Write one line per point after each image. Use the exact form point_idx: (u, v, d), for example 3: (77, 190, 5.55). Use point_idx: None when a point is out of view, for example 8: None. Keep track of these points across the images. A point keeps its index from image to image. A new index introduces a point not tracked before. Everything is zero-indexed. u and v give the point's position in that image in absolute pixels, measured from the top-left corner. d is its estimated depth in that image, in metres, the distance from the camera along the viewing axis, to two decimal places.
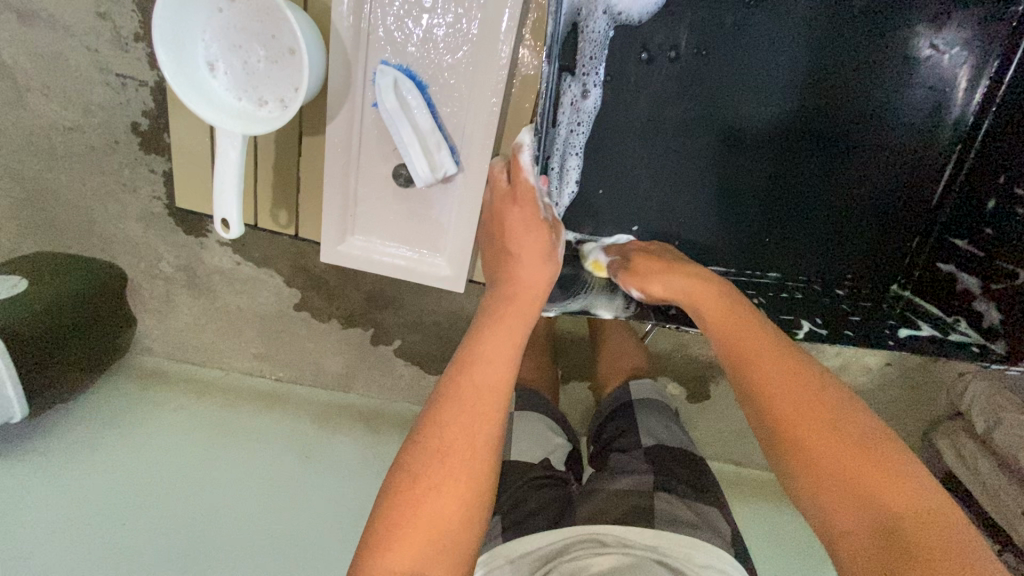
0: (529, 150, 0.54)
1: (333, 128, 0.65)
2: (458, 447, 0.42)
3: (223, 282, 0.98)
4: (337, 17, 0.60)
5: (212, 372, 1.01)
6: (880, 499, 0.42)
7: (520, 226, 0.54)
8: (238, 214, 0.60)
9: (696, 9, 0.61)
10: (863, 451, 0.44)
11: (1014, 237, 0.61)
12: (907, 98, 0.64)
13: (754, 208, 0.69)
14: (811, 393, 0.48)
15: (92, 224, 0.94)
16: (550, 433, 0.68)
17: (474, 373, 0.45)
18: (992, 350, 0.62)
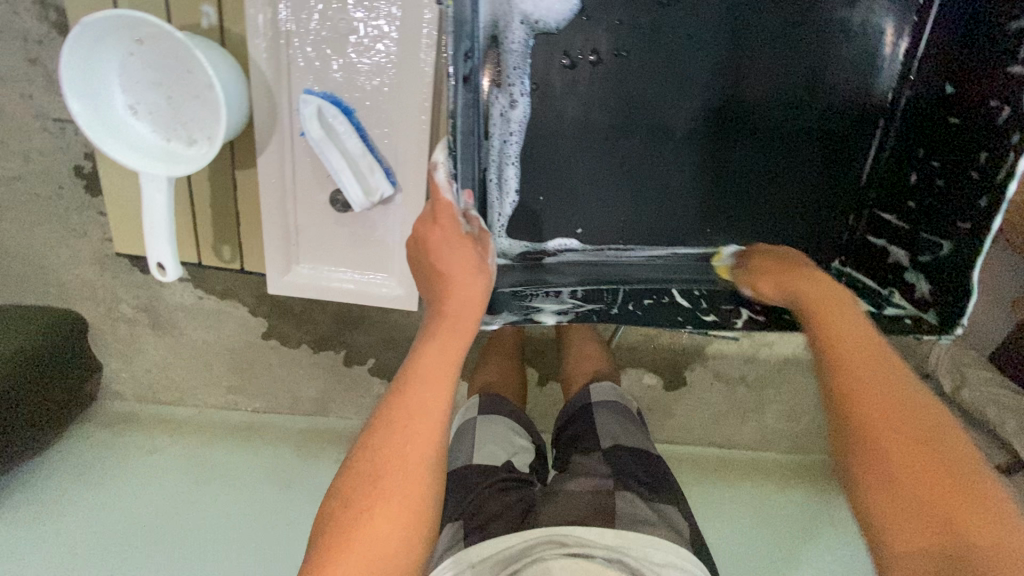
0: (444, 170, 0.54)
1: (264, 161, 0.65)
2: (391, 470, 0.42)
3: (187, 318, 0.98)
4: (253, 49, 0.59)
5: (186, 411, 1.03)
6: (953, 520, 0.39)
7: (444, 244, 0.53)
8: (172, 256, 0.60)
9: (610, 14, 0.62)
10: (935, 441, 0.42)
11: (938, 210, 0.62)
12: (830, 79, 0.65)
13: (690, 200, 0.70)
14: (895, 393, 0.44)
15: (47, 272, 0.94)
16: (514, 437, 0.68)
17: (406, 395, 0.45)
18: (926, 322, 0.64)
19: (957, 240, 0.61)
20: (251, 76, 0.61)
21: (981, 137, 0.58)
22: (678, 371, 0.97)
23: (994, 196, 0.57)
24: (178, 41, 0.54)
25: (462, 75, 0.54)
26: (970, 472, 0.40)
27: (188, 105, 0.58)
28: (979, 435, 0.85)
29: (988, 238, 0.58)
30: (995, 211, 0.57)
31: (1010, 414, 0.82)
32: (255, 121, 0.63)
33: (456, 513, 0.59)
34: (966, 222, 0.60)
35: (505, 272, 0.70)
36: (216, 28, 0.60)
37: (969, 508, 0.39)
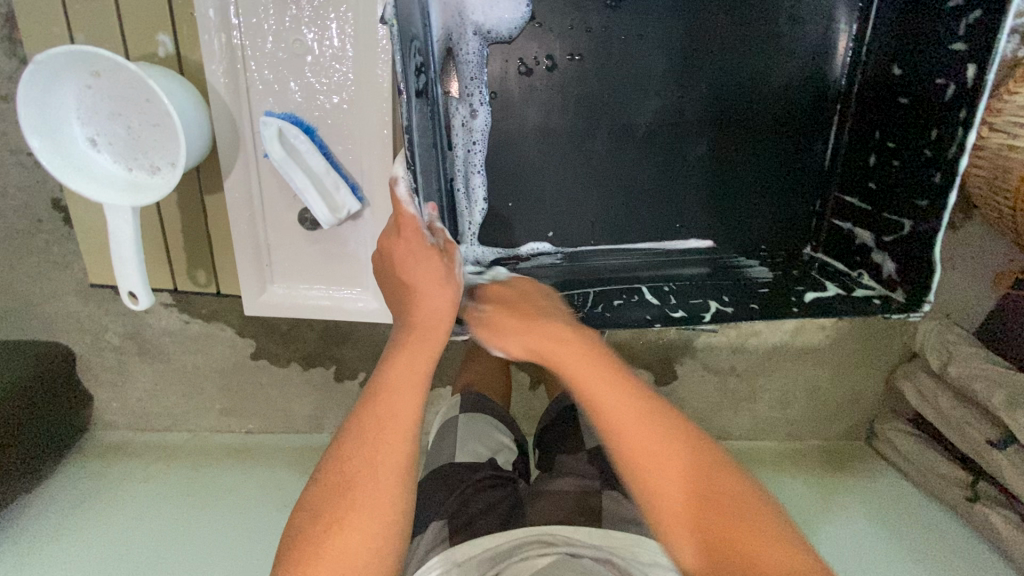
0: (405, 184, 0.54)
1: (231, 184, 0.65)
2: (362, 480, 0.42)
3: (174, 343, 0.99)
4: (212, 76, 0.60)
5: (180, 436, 1.04)
6: (736, 543, 0.43)
7: (410, 256, 0.54)
8: (142, 283, 0.60)
9: (562, 19, 0.63)
10: (710, 495, 0.45)
11: (898, 189, 0.64)
12: (782, 70, 0.66)
13: (656, 198, 0.71)
14: (660, 435, 0.47)
15: (30, 306, 0.95)
16: (495, 434, 0.70)
17: (379, 404, 0.45)
18: (894, 300, 0.66)
19: (918, 216, 0.62)
20: (211, 101, 0.62)
21: (933, 116, 0.59)
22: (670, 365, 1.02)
23: (949, 172, 0.59)
24: (133, 73, 0.55)
25: (412, 91, 0.55)
26: (742, 512, 0.44)
27: (148, 134, 0.59)
28: (966, 408, 0.87)
29: (948, 212, 0.59)
30: (951, 186, 0.59)
31: (995, 387, 0.83)
32: (219, 146, 0.64)
33: (439, 513, 0.57)
34: (925, 198, 0.62)
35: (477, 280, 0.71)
36: (173, 56, 0.61)
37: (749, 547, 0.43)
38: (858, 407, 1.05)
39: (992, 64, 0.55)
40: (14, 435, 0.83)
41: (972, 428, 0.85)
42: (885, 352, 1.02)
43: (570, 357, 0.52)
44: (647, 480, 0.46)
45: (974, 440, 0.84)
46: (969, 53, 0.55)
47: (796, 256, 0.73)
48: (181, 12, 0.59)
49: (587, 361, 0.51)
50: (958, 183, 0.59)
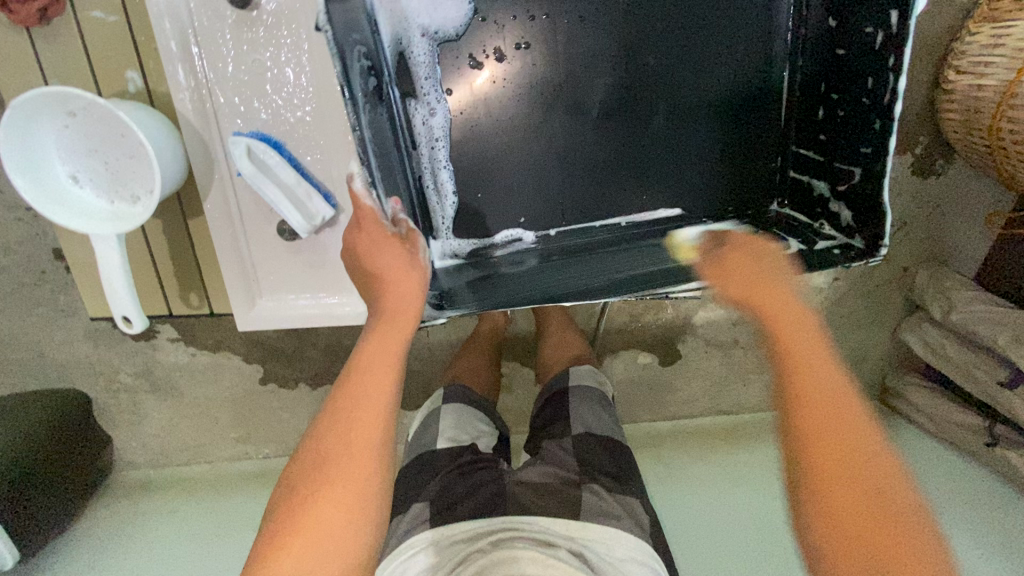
0: (360, 179, 0.56)
1: (210, 207, 0.68)
2: (336, 455, 0.45)
3: (184, 377, 1.02)
4: (180, 104, 0.63)
5: (200, 467, 1.07)
6: (869, 509, 0.45)
7: (372, 246, 0.56)
8: (136, 309, 0.63)
9: (505, 11, 0.66)
10: (865, 457, 0.47)
11: (844, 139, 0.66)
12: (727, 33, 0.67)
13: (619, 172, 0.73)
14: (829, 385, 0.50)
15: (43, 355, 0.99)
16: (478, 423, 0.74)
17: (353, 386, 0.48)
18: (853, 247, 0.67)
19: (866, 164, 0.64)
20: (183, 129, 0.65)
21: (869, 62, 0.61)
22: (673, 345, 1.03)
23: (886, 120, 0.61)
24: (103, 109, 0.58)
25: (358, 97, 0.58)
26: (911, 536, 0.44)
27: (127, 167, 0.62)
28: (973, 355, 0.92)
29: (888, 157, 0.62)
30: (888, 132, 0.61)
31: (998, 328, 0.87)
32: (195, 171, 0.67)
33: (423, 495, 0.62)
34: (868, 146, 0.63)
35: (457, 272, 0.74)
36: (143, 91, 0.64)
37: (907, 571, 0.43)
38: (868, 364, 1.12)
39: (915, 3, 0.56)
40: (29, 483, 0.86)
41: (978, 373, 0.90)
42: (885, 308, 1.08)
43: (806, 339, 0.52)
44: (833, 489, 0.46)
45: (984, 383, 0.90)
46: None
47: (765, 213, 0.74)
48: (146, 48, 0.63)
49: (818, 346, 0.52)
50: (894, 129, 0.61)
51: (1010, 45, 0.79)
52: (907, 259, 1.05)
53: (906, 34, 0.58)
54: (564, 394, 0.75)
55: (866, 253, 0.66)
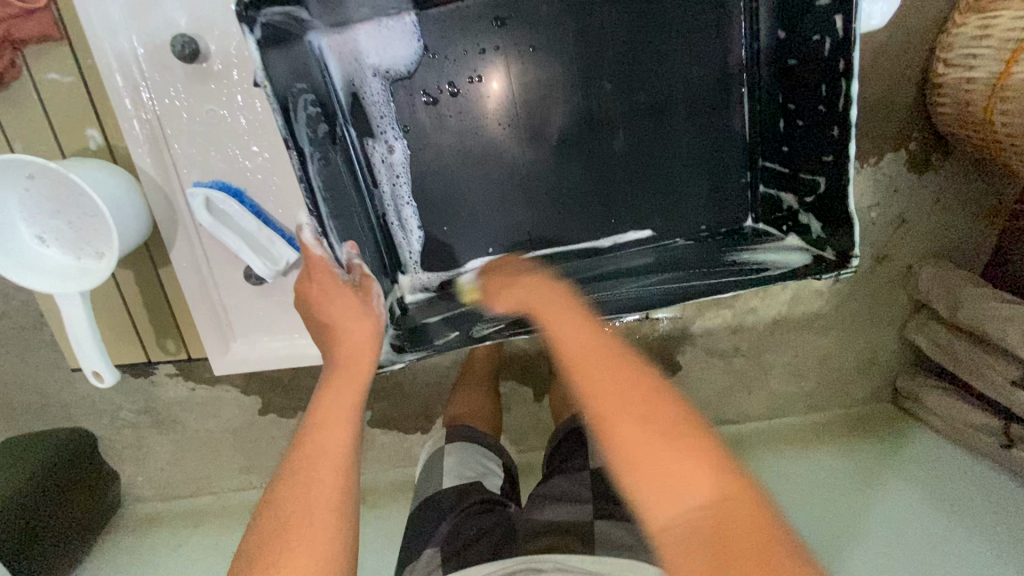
0: (309, 230, 0.59)
1: (177, 255, 0.69)
2: (296, 521, 0.43)
3: (185, 411, 1.03)
4: (139, 159, 0.64)
5: (206, 499, 1.09)
6: (689, 489, 0.41)
7: (322, 295, 0.58)
8: (106, 363, 0.64)
9: (455, 45, 0.65)
10: (672, 440, 0.43)
11: (807, 150, 0.64)
12: (682, 52, 0.66)
13: (586, 196, 0.72)
14: (606, 364, 0.48)
15: (48, 396, 1.01)
16: (484, 461, 0.73)
17: (310, 445, 0.48)
18: (826, 259, 0.65)
19: (831, 173, 0.63)
20: (142, 182, 0.66)
21: (823, 74, 0.60)
22: (670, 355, 1.06)
23: (845, 126, 0.60)
24: (57, 172, 0.59)
25: (304, 148, 0.58)
26: (720, 482, 0.41)
27: (89, 225, 0.63)
28: (989, 355, 0.89)
29: (851, 165, 0.60)
30: (848, 136, 0.59)
31: (1009, 325, 0.84)
32: (158, 223, 0.67)
33: (434, 540, 0.61)
34: (830, 155, 0.62)
35: (429, 306, 0.73)
36: (104, 146, 0.65)
37: (717, 497, 0.40)
38: (879, 367, 1.09)
39: (857, 13, 0.55)
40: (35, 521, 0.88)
41: (993, 373, 0.88)
42: (891, 308, 1.06)
43: (571, 325, 0.54)
44: (627, 448, 0.43)
45: (998, 382, 0.87)
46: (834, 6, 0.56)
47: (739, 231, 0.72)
48: (103, 107, 0.64)
49: (585, 325, 0.53)
50: (852, 136, 0.60)
51: (996, 34, 0.78)
52: (910, 258, 1.04)
53: (854, 38, 0.56)
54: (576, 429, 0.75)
55: (837, 265, 0.64)
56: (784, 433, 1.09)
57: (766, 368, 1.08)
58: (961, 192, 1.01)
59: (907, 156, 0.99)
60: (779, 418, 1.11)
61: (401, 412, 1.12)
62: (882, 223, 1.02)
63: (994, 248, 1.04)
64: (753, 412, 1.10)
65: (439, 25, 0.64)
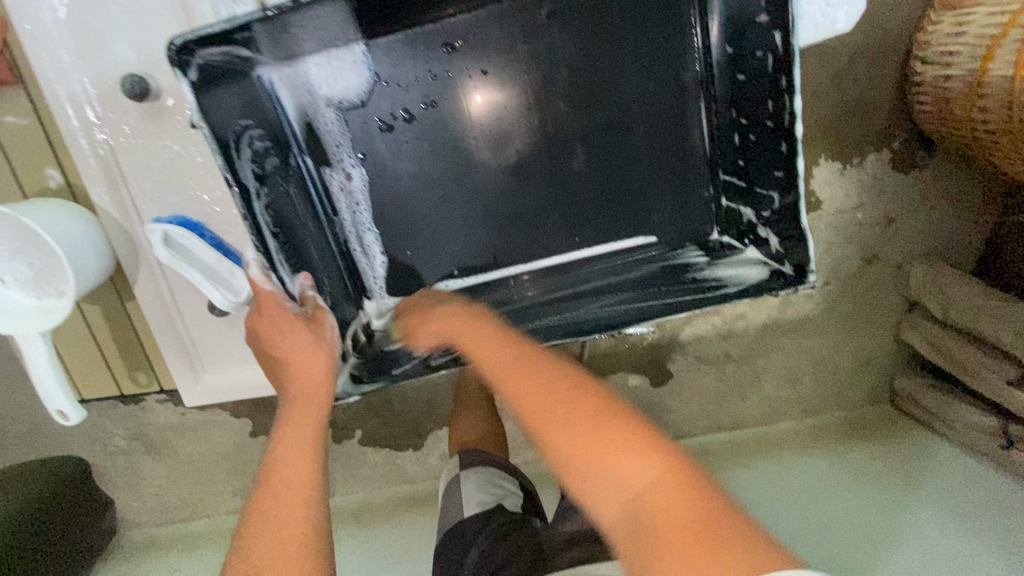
0: (257, 267, 0.60)
1: (141, 290, 0.70)
2: (269, 562, 0.41)
3: (176, 436, 1.04)
4: (97, 198, 0.65)
5: (201, 523, 1.08)
6: (623, 477, 0.37)
7: (275, 329, 0.59)
8: (69, 401, 0.64)
9: (407, 71, 0.64)
10: (600, 422, 0.40)
11: (759, 165, 0.65)
12: (635, 70, 0.66)
13: (549, 216, 0.71)
14: (521, 365, 0.46)
15: (41, 426, 1.02)
16: (501, 482, 0.73)
17: (274, 484, 0.45)
18: (784, 274, 0.68)
19: (783, 186, 0.66)
20: (102, 220, 0.66)
21: (766, 88, 0.61)
22: (661, 364, 1.06)
23: (790, 140, 0.63)
24: (11, 217, 0.60)
25: (248, 184, 0.59)
26: (652, 461, 0.37)
27: (47, 264, 0.64)
28: (980, 355, 0.89)
29: (800, 178, 0.64)
30: (795, 152, 0.63)
31: (1000, 324, 0.84)
32: (120, 258, 0.68)
33: (464, 571, 0.59)
34: (779, 169, 0.65)
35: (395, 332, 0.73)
36: (64, 185, 0.67)
37: (657, 479, 0.36)
38: (873, 368, 1.09)
39: (793, 30, 0.58)
40: (29, 552, 0.85)
41: (986, 372, 0.87)
42: (885, 308, 1.06)
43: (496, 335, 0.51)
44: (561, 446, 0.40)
45: (992, 381, 0.86)
46: (772, 21, 0.58)
47: (705, 240, 0.72)
48: (61, 147, 0.65)
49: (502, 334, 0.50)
50: (798, 150, 0.63)
51: (971, 32, 0.77)
52: (900, 257, 1.03)
53: (792, 55, 0.59)
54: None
55: (797, 280, 0.68)
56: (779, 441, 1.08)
57: (760, 374, 1.08)
58: (947, 189, 1.00)
59: (890, 156, 0.98)
60: (774, 424, 1.10)
61: (392, 430, 1.12)
62: (870, 223, 1.01)
63: (984, 243, 1.03)
64: (748, 418, 1.10)
65: (389, 52, 0.63)
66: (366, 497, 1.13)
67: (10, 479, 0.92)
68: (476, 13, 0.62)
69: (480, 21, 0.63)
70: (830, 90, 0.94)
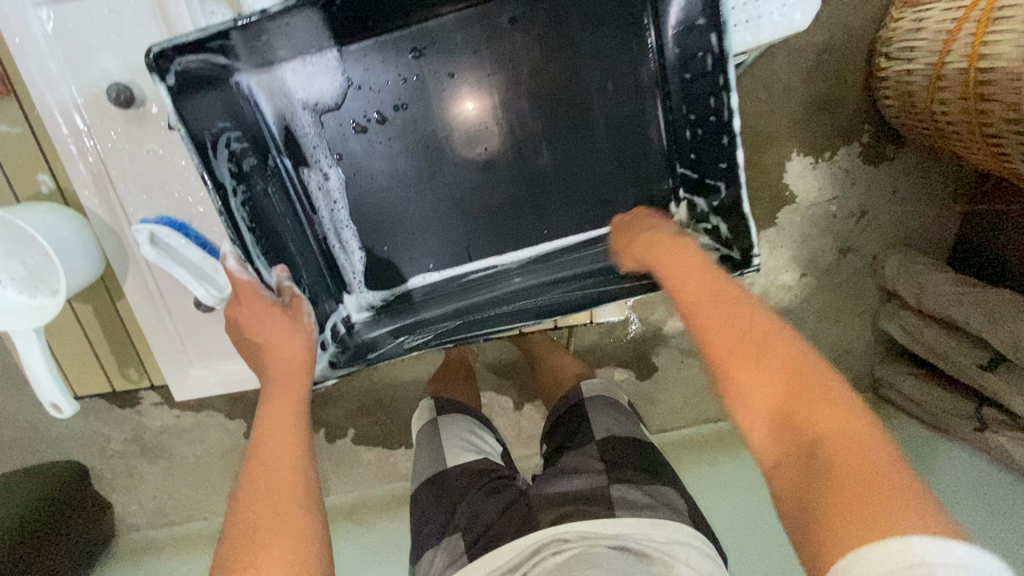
0: (233, 257, 0.63)
1: (131, 288, 0.73)
2: (264, 520, 0.44)
3: (172, 438, 1.07)
4: (87, 202, 0.69)
5: (198, 525, 1.11)
6: (809, 429, 0.38)
7: (254, 317, 0.61)
8: (63, 394, 0.67)
9: (379, 75, 0.68)
10: (794, 372, 0.41)
11: (707, 156, 0.70)
12: (595, 71, 0.70)
13: (518, 211, 0.75)
14: (719, 301, 0.47)
15: (40, 431, 1.06)
16: (480, 436, 0.74)
17: (262, 455, 0.48)
18: (732, 258, 0.72)
19: (728, 178, 0.70)
20: (92, 222, 0.70)
21: (711, 86, 0.66)
22: (646, 357, 1.09)
23: (731, 133, 0.67)
24: (7, 220, 0.63)
25: (225, 183, 0.62)
26: (846, 424, 0.38)
27: (41, 264, 0.67)
28: (955, 339, 0.92)
29: (740, 169, 0.68)
30: (736, 144, 0.67)
31: (973, 309, 0.87)
32: (110, 258, 0.72)
33: (453, 526, 0.62)
34: (724, 161, 0.69)
35: (375, 323, 0.77)
36: (55, 190, 0.71)
37: (843, 436, 0.37)
38: (853, 356, 1.13)
39: (728, 34, 0.62)
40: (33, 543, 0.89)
41: (960, 356, 0.90)
42: (862, 298, 1.10)
43: (696, 271, 0.52)
44: (745, 391, 0.42)
45: (964, 364, 0.89)
46: (710, 25, 0.63)
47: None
48: (52, 155, 0.69)
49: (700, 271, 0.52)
50: (738, 143, 0.67)
51: (928, 27, 0.80)
52: (874, 248, 1.08)
53: (728, 57, 0.64)
54: (579, 405, 0.75)
55: (743, 263, 0.72)
56: None
57: None
58: (913, 179, 1.03)
59: (860, 147, 1.02)
60: None
61: (384, 428, 1.15)
62: (843, 215, 1.05)
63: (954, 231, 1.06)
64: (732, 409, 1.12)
65: (362, 58, 0.67)
66: (361, 495, 1.16)
67: (11, 482, 0.95)
68: (442, 21, 0.66)
69: (445, 27, 0.67)
70: (793, 87, 0.98)
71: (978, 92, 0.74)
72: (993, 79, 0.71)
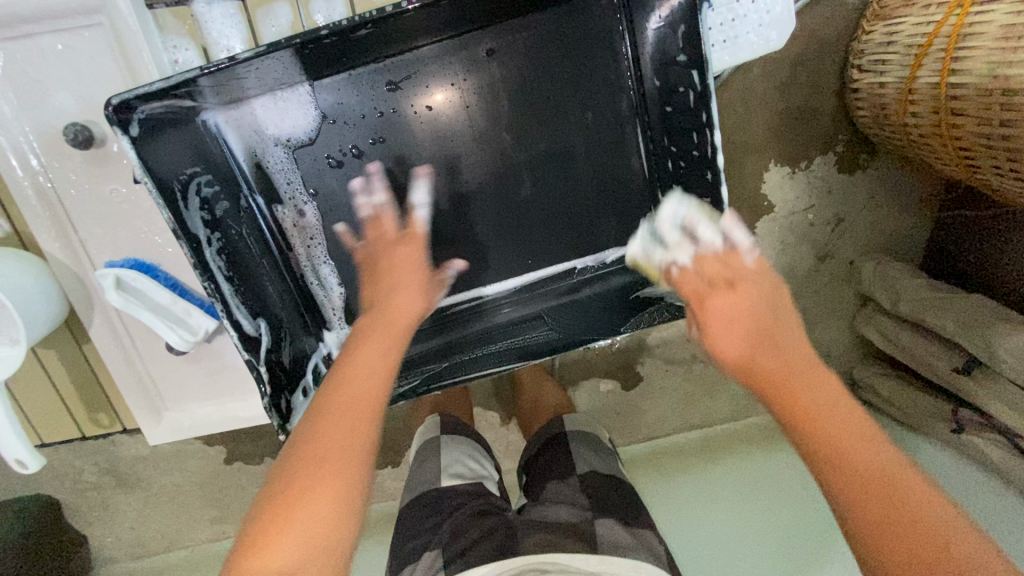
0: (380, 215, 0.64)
1: (98, 332, 0.70)
2: (333, 437, 0.41)
3: (149, 467, 1.00)
4: (47, 246, 0.66)
5: (180, 554, 1.07)
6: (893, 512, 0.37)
7: (405, 262, 0.59)
8: (28, 448, 0.64)
9: (354, 109, 0.66)
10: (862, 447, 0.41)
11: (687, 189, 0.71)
12: (575, 100, 0.69)
13: (501, 240, 0.74)
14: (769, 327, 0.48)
15: (7, 467, 1.00)
16: (474, 455, 0.75)
17: (346, 376, 0.45)
18: None
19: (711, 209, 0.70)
20: (52, 266, 0.67)
21: (693, 121, 0.66)
22: (631, 368, 1.07)
23: (715, 169, 0.67)
24: None
25: (198, 234, 0.60)
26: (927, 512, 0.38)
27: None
28: (931, 344, 0.92)
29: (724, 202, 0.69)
30: (719, 178, 0.67)
31: (949, 314, 0.88)
32: (73, 302, 0.69)
33: (431, 544, 0.60)
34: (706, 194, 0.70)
35: None
36: (10, 233, 0.67)
37: (926, 523, 0.37)
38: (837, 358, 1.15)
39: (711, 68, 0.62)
40: None
41: (936, 361, 0.91)
42: (840, 302, 1.12)
43: (749, 281, 0.52)
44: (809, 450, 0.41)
45: (940, 369, 0.90)
46: (690, 60, 0.62)
47: (624, 258, 0.76)
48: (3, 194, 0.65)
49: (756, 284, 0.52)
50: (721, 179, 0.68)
51: (901, 42, 0.80)
52: (852, 253, 1.09)
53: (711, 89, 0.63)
54: (561, 436, 0.76)
55: None
56: (748, 435, 1.08)
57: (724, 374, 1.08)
58: (887, 187, 1.05)
59: (835, 158, 1.02)
60: (744, 419, 1.11)
61: None
62: (821, 223, 1.06)
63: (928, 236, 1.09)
64: (716, 416, 1.11)
65: (335, 92, 0.65)
66: None
67: None
68: (418, 53, 0.65)
69: (421, 59, 0.65)
70: (772, 100, 0.98)
71: (950, 107, 0.74)
72: (964, 93, 0.72)
